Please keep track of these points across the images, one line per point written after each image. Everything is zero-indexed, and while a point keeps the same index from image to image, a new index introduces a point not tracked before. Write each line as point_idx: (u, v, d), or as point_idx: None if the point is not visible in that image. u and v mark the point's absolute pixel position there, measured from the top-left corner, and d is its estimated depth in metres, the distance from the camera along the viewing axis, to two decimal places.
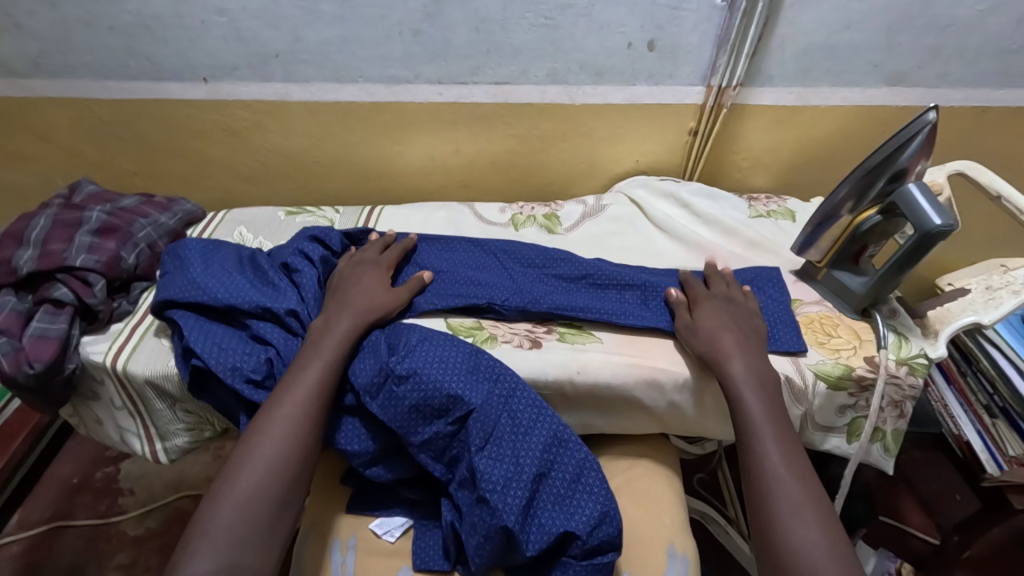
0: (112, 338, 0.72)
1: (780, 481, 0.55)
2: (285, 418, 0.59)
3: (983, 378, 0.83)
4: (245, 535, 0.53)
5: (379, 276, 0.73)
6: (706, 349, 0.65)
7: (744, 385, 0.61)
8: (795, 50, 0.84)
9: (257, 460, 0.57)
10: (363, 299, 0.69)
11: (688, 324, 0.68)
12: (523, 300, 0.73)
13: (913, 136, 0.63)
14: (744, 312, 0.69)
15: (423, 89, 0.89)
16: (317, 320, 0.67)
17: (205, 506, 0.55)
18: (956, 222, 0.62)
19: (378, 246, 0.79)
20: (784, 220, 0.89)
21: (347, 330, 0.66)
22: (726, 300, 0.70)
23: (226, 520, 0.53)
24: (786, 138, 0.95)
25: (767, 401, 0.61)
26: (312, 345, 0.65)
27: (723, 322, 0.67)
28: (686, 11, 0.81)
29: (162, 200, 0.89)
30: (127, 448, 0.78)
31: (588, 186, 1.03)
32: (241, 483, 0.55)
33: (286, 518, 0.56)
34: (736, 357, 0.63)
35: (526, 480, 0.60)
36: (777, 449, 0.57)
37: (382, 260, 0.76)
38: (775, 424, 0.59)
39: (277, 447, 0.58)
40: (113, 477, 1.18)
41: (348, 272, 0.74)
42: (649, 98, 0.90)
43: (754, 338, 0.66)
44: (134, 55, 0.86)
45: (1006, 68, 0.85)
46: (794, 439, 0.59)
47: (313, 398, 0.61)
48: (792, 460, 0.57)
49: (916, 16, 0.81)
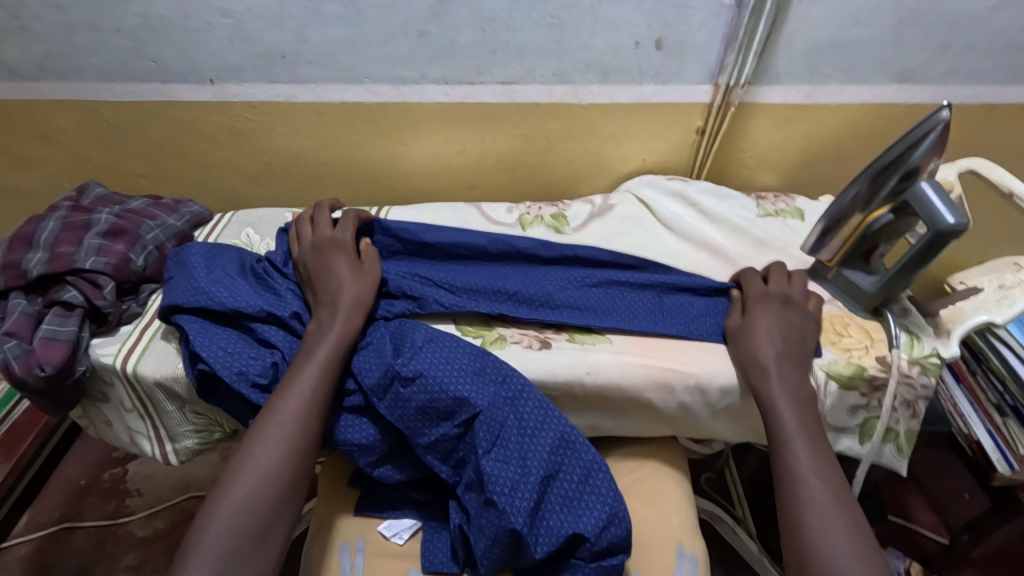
0: (122, 340, 0.72)
1: (810, 490, 0.55)
2: (276, 429, 0.59)
3: (993, 376, 0.82)
4: (237, 547, 0.53)
5: (348, 257, 0.71)
6: (747, 355, 0.65)
7: (782, 395, 0.61)
8: (804, 47, 0.84)
9: (252, 468, 0.57)
10: (338, 293, 0.68)
11: (738, 325, 0.68)
12: (532, 295, 0.72)
13: (926, 133, 0.62)
14: (797, 316, 0.68)
15: (429, 89, 0.89)
16: (310, 324, 0.67)
17: (200, 517, 0.55)
18: (969, 220, 0.61)
19: (329, 218, 0.76)
20: (792, 219, 0.88)
21: (342, 328, 0.65)
22: (780, 300, 0.69)
23: (222, 530, 0.54)
24: (794, 135, 0.94)
25: (803, 408, 0.61)
26: (306, 348, 0.64)
27: (773, 324, 0.67)
28: (693, 10, 0.80)
29: (170, 202, 0.89)
30: (137, 449, 0.78)
31: (594, 186, 1.02)
32: (234, 494, 0.56)
33: (280, 527, 0.56)
34: (775, 364, 0.63)
35: (534, 482, 0.60)
36: (809, 460, 0.57)
37: (342, 241, 0.73)
38: (808, 435, 0.59)
39: (266, 460, 0.58)
40: (121, 477, 1.19)
41: (313, 260, 0.71)
42: (656, 97, 0.90)
43: (800, 346, 0.66)
44: (141, 58, 0.86)
45: (1017, 64, 0.85)
46: (828, 452, 0.59)
47: (306, 406, 0.61)
48: (825, 472, 0.57)
49: (926, 12, 0.80)
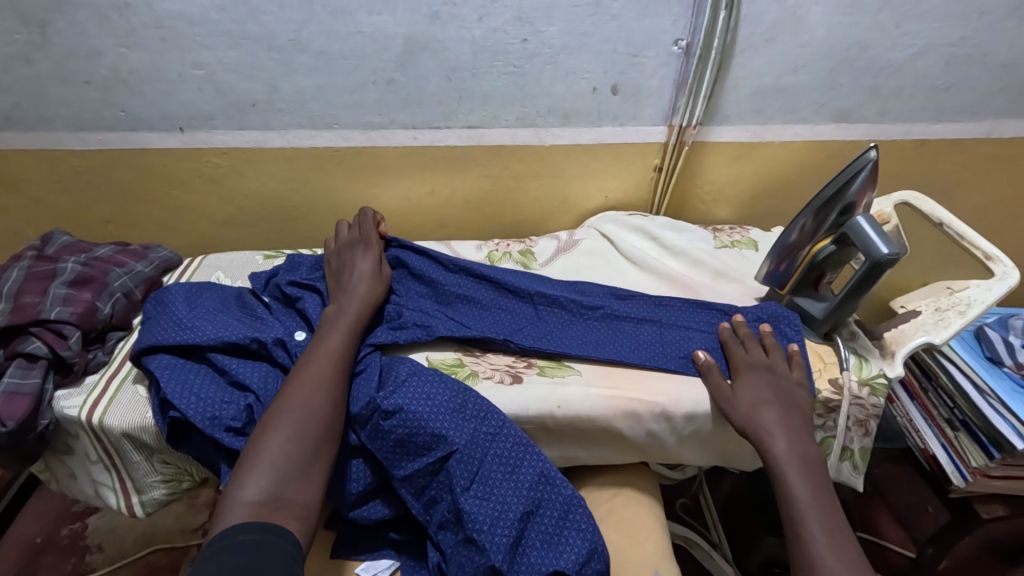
0: (87, 390, 0.71)
1: (812, 530, 0.57)
2: (310, 375, 0.62)
3: (943, 393, 0.88)
4: (286, 473, 0.55)
5: (371, 258, 0.76)
6: (748, 424, 0.65)
7: (793, 468, 0.61)
8: (749, 91, 0.90)
9: (297, 408, 0.59)
10: (357, 285, 0.73)
11: (729, 397, 0.67)
12: (542, 329, 0.76)
13: (858, 171, 0.68)
14: (787, 383, 0.68)
15: (398, 134, 0.92)
16: (328, 307, 0.71)
17: (248, 452, 0.57)
18: (902, 249, 0.66)
19: (370, 220, 0.81)
20: (747, 250, 0.93)
21: (358, 311, 0.70)
22: (767, 369, 0.68)
23: (268, 461, 0.56)
24: (745, 172, 1.00)
25: (812, 475, 0.60)
26: (327, 321, 0.69)
27: (764, 396, 0.66)
28: (646, 58, 0.86)
29: (138, 248, 0.88)
30: (101, 502, 0.76)
31: (560, 223, 1.06)
32: (281, 433, 0.58)
33: (322, 459, 0.58)
34: (778, 434, 0.63)
35: (512, 519, 0.61)
36: (825, 538, 0.56)
37: (368, 242, 0.79)
38: (822, 510, 0.58)
39: (304, 402, 0.60)
40: (81, 533, 1.13)
41: (339, 261, 0.77)
42: (614, 138, 0.95)
43: (798, 413, 0.65)
44: (110, 107, 0.87)
45: (939, 105, 0.93)
46: (844, 526, 0.57)
47: (335, 364, 0.64)
48: (842, 547, 0.55)
49: (856, 59, 0.87)
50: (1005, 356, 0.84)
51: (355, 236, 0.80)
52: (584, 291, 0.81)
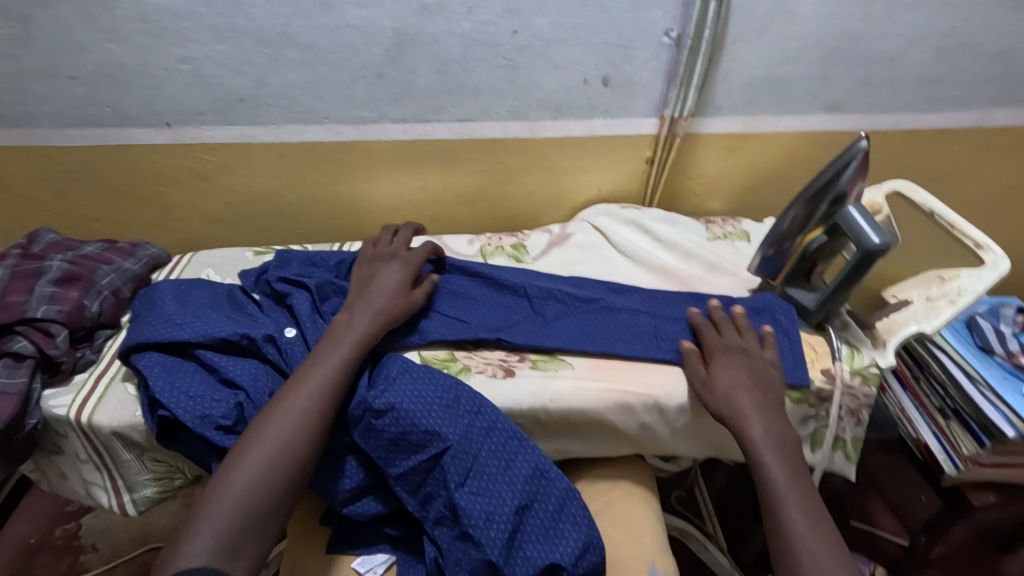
0: (76, 389, 0.71)
1: (789, 511, 0.57)
2: (274, 434, 0.58)
3: (935, 382, 0.88)
4: (281, 469, 0.57)
5: (402, 275, 0.74)
6: (725, 410, 0.64)
7: (767, 449, 0.61)
8: (740, 83, 0.90)
9: (293, 402, 0.60)
10: (378, 298, 0.71)
11: (704, 380, 0.67)
12: (536, 324, 0.75)
13: (849, 161, 0.68)
14: (761, 365, 0.68)
15: (388, 128, 0.91)
16: (341, 316, 0.69)
17: (241, 443, 0.58)
18: (893, 239, 0.66)
19: (405, 236, 0.81)
20: (740, 242, 0.93)
21: (369, 326, 0.68)
22: (741, 351, 0.68)
23: (227, 508, 0.54)
24: (737, 164, 1.00)
25: (789, 460, 0.60)
26: (334, 336, 0.66)
27: (739, 378, 0.66)
28: (637, 50, 0.86)
29: (126, 246, 0.87)
30: (92, 502, 0.75)
31: (553, 216, 1.06)
32: (277, 428, 0.58)
33: (275, 522, 0.56)
34: (753, 416, 0.63)
35: (508, 513, 0.61)
36: (803, 518, 0.56)
37: (407, 258, 0.77)
38: (799, 491, 0.58)
39: (255, 466, 0.56)
40: (75, 533, 1.13)
41: (368, 270, 0.75)
42: (606, 130, 0.94)
43: (772, 394, 0.66)
44: (96, 103, 0.86)
45: (929, 95, 0.93)
46: (820, 508, 0.57)
47: (302, 419, 0.59)
48: (818, 528, 0.56)
49: (847, 50, 0.87)
50: (996, 345, 0.84)
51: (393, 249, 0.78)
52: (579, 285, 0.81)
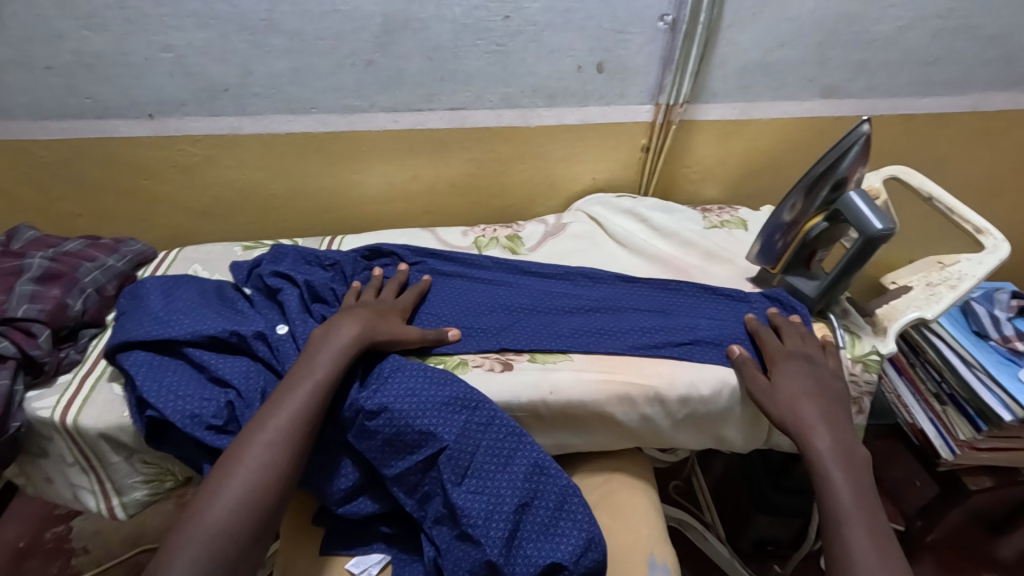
0: (60, 391, 0.69)
1: (852, 529, 0.54)
2: (236, 482, 0.55)
3: (931, 367, 0.89)
4: (267, 481, 0.55)
5: (391, 311, 0.71)
6: (787, 417, 0.62)
7: (833, 465, 0.58)
8: (736, 68, 0.89)
9: (284, 411, 0.59)
10: (366, 316, 0.68)
11: (769, 387, 0.65)
12: (538, 328, 0.74)
13: (849, 147, 0.67)
14: (825, 375, 0.66)
15: (378, 117, 0.89)
16: (316, 331, 0.66)
17: (230, 452, 0.57)
18: (895, 225, 0.65)
19: (395, 286, 0.77)
20: (738, 230, 0.92)
21: (348, 340, 0.64)
22: (805, 359, 0.67)
23: (208, 522, 0.52)
24: (733, 150, 0.99)
25: (854, 476, 0.58)
26: (314, 346, 0.64)
27: (804, 386, 0.64)
28: (632, 34, 0.84)
29: (109, 242, 0.85)
30: (80, 505, 0.73)
31: (548, 206, 1.04)
32: (262, 435, 0.57)
33: (262, 542, 0.55)
34: (821, 430, 0.60)
35: (507, 511, 0.60)
36: (865, 537, 0.54)
37: (397, 303, 0.73)
38: (866, 513, 0.55)
39: (220, 511, 0.53)
40: (65, 536, 1.10)
41: (354, 302, 0.72)
42: (601, 118, 0.93)
43: (839, 406, 0.64)
44: (74, 94, 0.83)
45: (926, 78, 0.92)
46: (888, 533, 0.55)
47: (267, 462, 0.56)
48: (882, 549, 0.53)
49: (844, 33, 0.86)
50: (992, 330, 0.84)
51: (385, 297, 0.74)
52: (577, 284, 0.81)
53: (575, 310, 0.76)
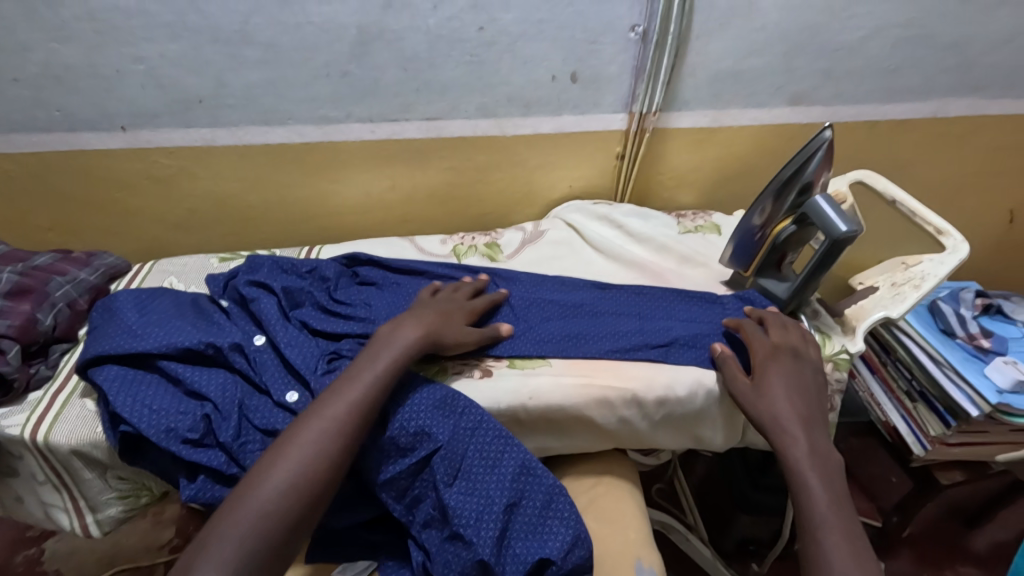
0: (30, 408, 0.67)
1: (828, 531, 0.53)
2: (289, 462, 0.54)
3: (901, 365, 0.92)
4: (318, 468, 0.55)
5: (459, 311, 0.71)
6: (767, 420, 0.63)
7: (806, 462, 0.58)
8: (706, 77, 0.91)
9: (342, 399, 0.59)
10: (435, 318, 0.68)
11: (751, 388, 0.65)
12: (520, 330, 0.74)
13: (813, 153, 0.69)
14: (806, 375, 0.67)
15: (355, 128, 0.89)
16: (384, 328, 0.67)
17: (286, 435, 0.56)
18: (859, 227, 0.67)
19: (470, 289, 0.76)
20: (712, 234, 0.94)
21: (414, 341, 0.65)
22: (790, 357, 0.67)
23: (257, 502, 0.52)
24: (706, 156, 1.01)
25: (828, 473, 0.58)
26: (377, 345, 0.65)
27: (786, 386, 0.64)
28: (604, 45, 0.86)
29: (81, 256, 0.84)
30: (52, 525, 0.72)
31: (526, 214, 1.05)
32: (317, 421, 0.57)
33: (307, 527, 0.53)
34: (798, 433, 0.61)
35: (497, 512, 0.59)
36: (840, 539, 0.53)
37: (468, 304, 0.73)
38: (841, 518, 0.54)
39: (268, 492, 0.52)
40: (36, 559, 1.07)
41: (428, 301, 0.73)
42: (576, 127, 0.94)
43: (817, 408, 0.64)
44: (43, 107, 0.83)
45: (888, 86, 0.95)
46: (865, 542, 0.53)
47: (323, 451, 0.55)
48: (858, 552, 0.52)
49: (808, 43, 0.89)
50: (958, 328, 0.88)
51: (457, 296, 0.74)
52: (565, 287, 0.81)
53: (572, 313, 0.77)
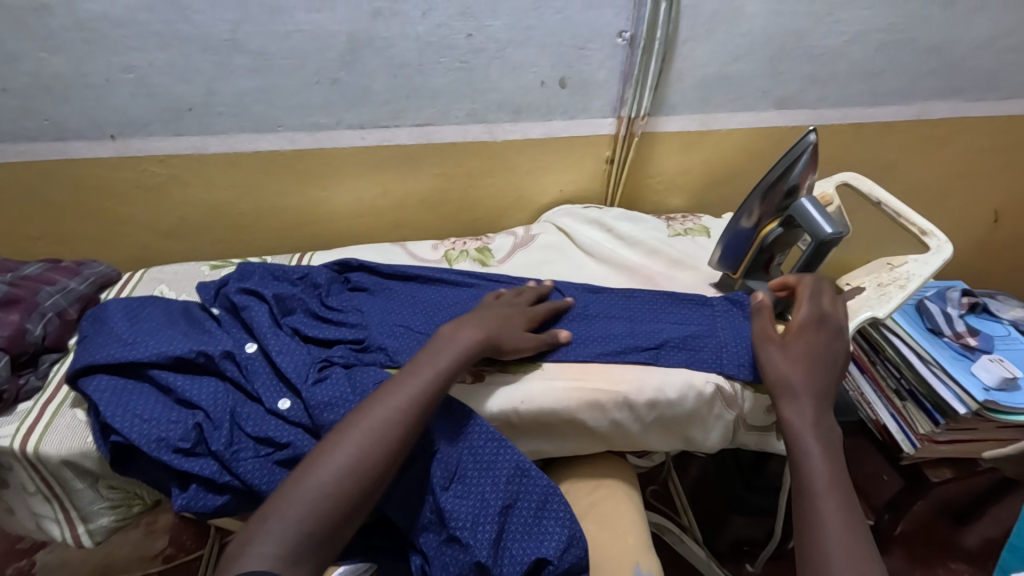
0: (20, 419, 0.67)
1: (822, 500, 0.53)
2: (348, 445, 0.54)
3: (891, 364, 0.92)
4: (376, 455, 0.54)
5: (518, 314, 0.72)
6: (778, 381, 0.62)
7: (809, 430, 0.58)
8: (693, 81, 0.92)
9: (402, 391, 0.58)
10: (496, 320, 0.69)
11: (777, 350, 0.65)
12: None
13: (799, 156, 0.71)
14: (834, 342, 0.64)
15: (346, 135, 0.90)
16: (448, 325, 0.67)
17: (352, 417, 0.57)
18: (845, 229, 0.68)
19: (531, 294, 0.77)
20: (701, 237, 0.95)
21: (472, 341, 0.65)
22: (829, 324, 0.65)
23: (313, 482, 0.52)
24: (695, 160, 1.02)
25: (828, 444, 0.57)
26: (434, 346, 0.64)
27: (812, 350, 0.63)
28: (592, 50, 0.86)
29: (71, 265, 0.83)
30: (44, 536, 0.71)
31: (517, 218, 1.06)
32: (377, 410, 0.57)
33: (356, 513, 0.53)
34: (804, 400, 0.59)
35: (493, 514, 0.60)
36: (833, 508, 0.52)
37: (528, 309, 0.74)
38: (837, 490, 0.53)
39: (326, 476, 0.52)
40: (26, 571, 1.06)
41: (489, 304, 0.73)
42: (565, 132, 0.95)
43: (832, 378, 0.62)
44: (32, 116, 0.82)
45: (872, 89, 0.96)
46: (857, 517, 0.52)
47: (381, 439, 0.55)
48: (849, 523, 0.51)
49: (793, 49, 0.90)
50: (945, 327, 0.89)
51: (516, 301, 0.75)
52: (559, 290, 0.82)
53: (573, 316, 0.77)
